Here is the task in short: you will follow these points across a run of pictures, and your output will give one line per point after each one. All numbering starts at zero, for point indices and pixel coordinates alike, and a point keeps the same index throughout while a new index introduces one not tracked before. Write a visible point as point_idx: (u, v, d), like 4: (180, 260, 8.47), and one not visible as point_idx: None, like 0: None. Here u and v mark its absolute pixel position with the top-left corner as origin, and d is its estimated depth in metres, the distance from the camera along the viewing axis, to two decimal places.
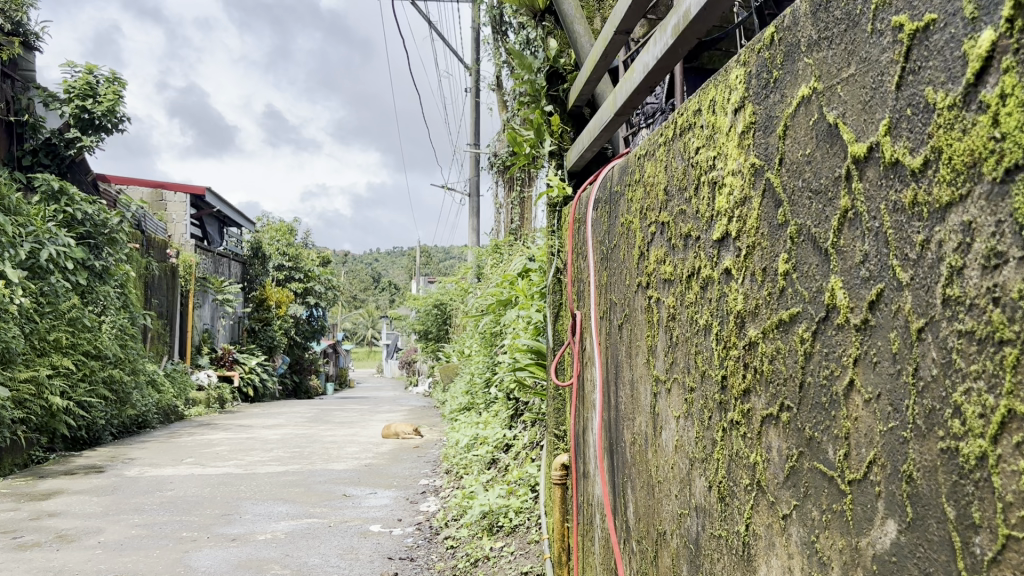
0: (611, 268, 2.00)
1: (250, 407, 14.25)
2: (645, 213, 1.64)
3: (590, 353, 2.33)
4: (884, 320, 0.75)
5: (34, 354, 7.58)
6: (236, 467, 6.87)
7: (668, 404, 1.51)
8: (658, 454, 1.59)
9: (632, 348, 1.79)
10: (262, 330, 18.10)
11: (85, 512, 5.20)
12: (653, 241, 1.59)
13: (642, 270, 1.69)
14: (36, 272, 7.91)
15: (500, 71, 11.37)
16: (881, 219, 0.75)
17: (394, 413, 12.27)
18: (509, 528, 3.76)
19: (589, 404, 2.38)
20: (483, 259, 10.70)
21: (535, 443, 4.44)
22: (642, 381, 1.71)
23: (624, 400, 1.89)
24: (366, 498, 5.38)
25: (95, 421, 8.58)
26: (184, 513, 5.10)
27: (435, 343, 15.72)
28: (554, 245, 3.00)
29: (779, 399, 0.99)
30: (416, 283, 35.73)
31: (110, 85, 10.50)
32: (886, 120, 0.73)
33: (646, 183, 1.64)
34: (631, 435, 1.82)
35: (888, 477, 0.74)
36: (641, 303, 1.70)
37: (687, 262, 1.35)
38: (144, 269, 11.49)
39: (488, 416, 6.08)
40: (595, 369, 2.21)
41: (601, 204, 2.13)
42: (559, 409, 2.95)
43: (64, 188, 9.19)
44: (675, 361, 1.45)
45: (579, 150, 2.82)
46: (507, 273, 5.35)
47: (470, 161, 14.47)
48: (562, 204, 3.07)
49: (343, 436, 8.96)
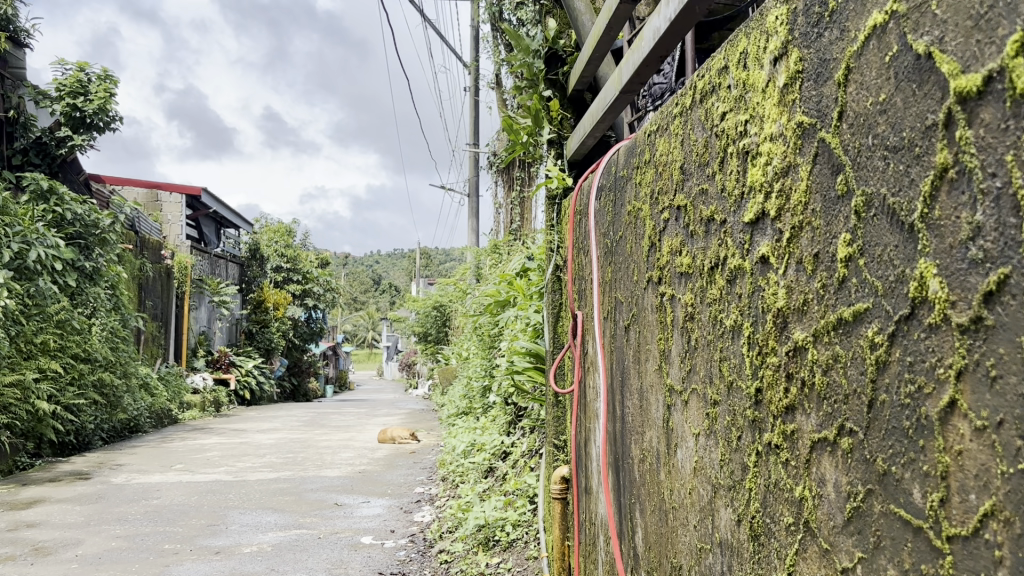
0: (616, 263, 1.79)
1: (247, 410, 14.01)
2: (656, 198, 1.43)
3: (592, 357, 2.11)
4: (1008, 322, 0.54)
5: (20, 357, 7.36)
6: (226, 473, 6.65)
7: (685, 418, 1.29)
8: (672, 475, 1.38)
9: (640, 353, 1.58)
10: (259, 332, 17.87)
11: (66, 522, 4.98)
12: (665, 229, 1.38)
13: (652, 263, 1.48)
14: (23, 273, 7.69)
15: (500, 69, 11.14)
16: (1008, 178, 0.54)
17: (392, 417, 12.03)
18: (506, 543, 3.54)
19: (591, 414, 2.17)
20: (482, 260, 10.47)
21: (534, 451, 4.21)
22: (652, 390, 1.50)
23: (631, 411, 1.67)
24: (359, 507, 5.16)
25: (85, 425, 8.36)
26: (167, 523, 4.88)
27: (434, 345, 15.49)
28: (553, 240, 2.77)
29: (838, 420, 0.78)
30: (416, 284, 35.46)
31: (102, 83, 10.14)
32: (1016, 38, 0.53)
33: (657, 164, 1.43)
34: (640, 451, 1.61)
35: (1018, 540, 0.54)
36: (651, 302, 1.49)
37: (709, 252, 1.14)
38: (138, 270, 11.27)
39: (486, 421, 5.86)
40: (598, 375, 2.00)
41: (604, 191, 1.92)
42: (558, 417, 2.74)
43: (54, 188, 8.95)
44: (693, 368, 1.24)
45: (580, 137, 2.60)
46: (506, 272, 5.13)
47: (470, 161, 14.23)
48: (562, 196, 2.83)
49: (339, 441, 8.74)
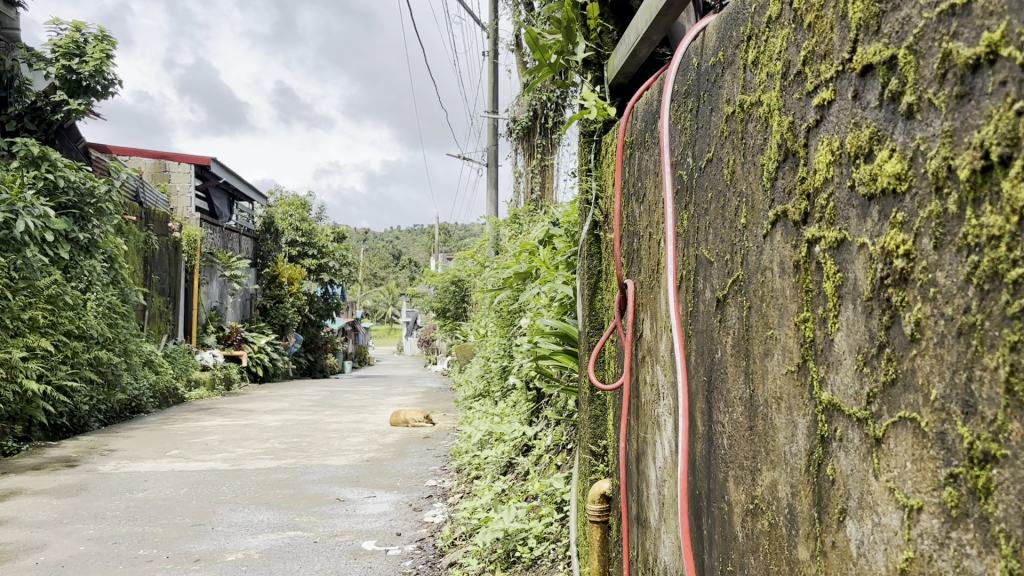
0: (698, 200, 1.20)
1: (258, 388, 13.51)
2: (804, 67, 0.82)
3: (653, 343, 1.50)
4: None
5: (6, 335, 6.86)
6: (223, 462, 6.09)
7: (877, 463, 0.69)
8: (835, 558, 0.77)
9: (752, 345, 0.98)
10: (273, 308, 17.30)
11: (36, 520, 4.43)
12: (824, 125, 0.78)
13: (786, 193, 0.87)
14: (10, 245, 7.09)
15: (519, 29, 10.47)
16: None
17: (407, 396, 11.45)
18: (529, 561, 2.91)
19: (648, 422, 1.58)
20: (501, 232, 9.77)
21: (561, 446, 3.59)
22: (778, 406, 0.90)
23: (730, 429, 1.07)
24: (363, 504, 4.60)
25: (79, 407, 7.86)
26: (147, 522, 4.32)
27: (453, 322, 14.92)
28: (591, 191, 2.15)
29: None
30: (435, 259, 34.87)
31: (99, 44, 9.56)
32: None
33: (797, 15, 0.83)
34: (751, 495, 1.00)
35: None
36: (780, 257, 0.89)
37: (985, 129, 0.53)
38: (142, 243, 10.72)
39: (504, 406, 5.28)
40: (668, 367, 1.38)
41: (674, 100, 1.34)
42: (597, 418, 2.11)
43: (45, 153, 8.25)
44: (912, 370, 0.63)
45: (629, 44, 1.94)
46: (525, 241, 4.54)
47: (489, 130, 13.58)
48: (601, 133, 2.17)
49: (348, 423, 8.17)
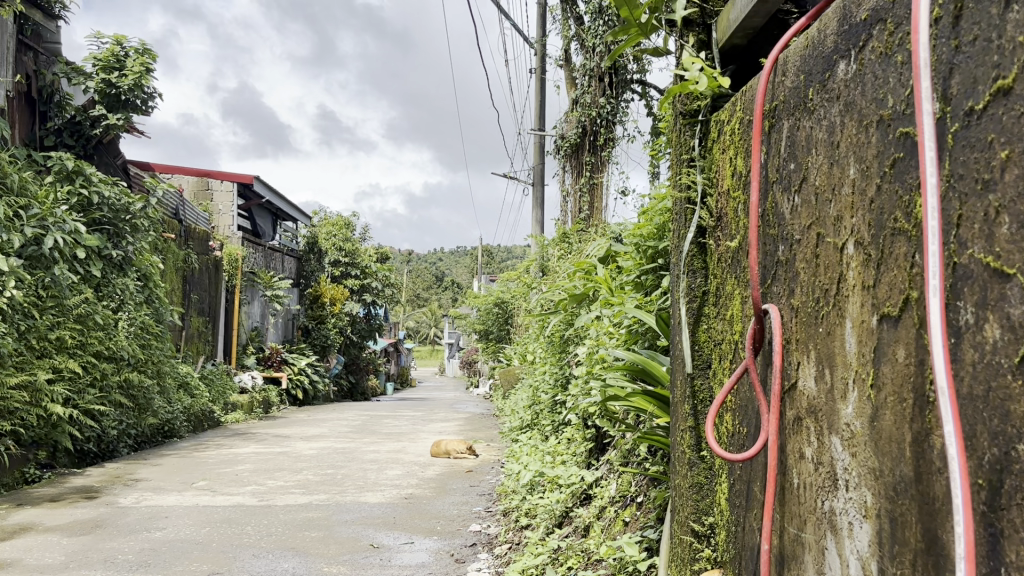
0: (963, 170, 0.70)
1: (298, 411, 13.08)
2: None
3: (831, 396, 1.00)
4: None
5: (32, 355, 6.49)
6: (251, 496, 5.62)
7: None
8: None
9: None
10: (315, 329, 16.96)
11: (41, 563, 4.00)
12: None
13: None
14: (39, 261, 6.76)
15: (568, 44, 10.01)
16: None
17: (449, 422, 10.93)
18: None
19: (810, 516, 1.07)
20: (548, 252, 9.28)
21: (629, 498, 3.08)
22: None
23: None
24: (399, 552, 4.09)
25: (107, 432, 7.48)
26: (160, 569, 3.86)
27: (495, 344, 14.45)
28: (692, 185, 1.66)
29: None
30: (477, 281, 34.49)
31: (140, 57, 9.25)
32: None
33: None
34: None
35: None
36: None
37: None
38: (179, 262, 10.41)
39: (556, 443, 4.76)
40: (881, 445, 0.86)
41: (883, 28, 0.86)
42: (700, 488, 1.60)
43: (80, 168, 7.95)
44: None
45: None
46: (582, 262, 4.04)
47: (536, 147, 13.11)
48: (708, 112, 1.66)
49: (387, 453, 7.67)
